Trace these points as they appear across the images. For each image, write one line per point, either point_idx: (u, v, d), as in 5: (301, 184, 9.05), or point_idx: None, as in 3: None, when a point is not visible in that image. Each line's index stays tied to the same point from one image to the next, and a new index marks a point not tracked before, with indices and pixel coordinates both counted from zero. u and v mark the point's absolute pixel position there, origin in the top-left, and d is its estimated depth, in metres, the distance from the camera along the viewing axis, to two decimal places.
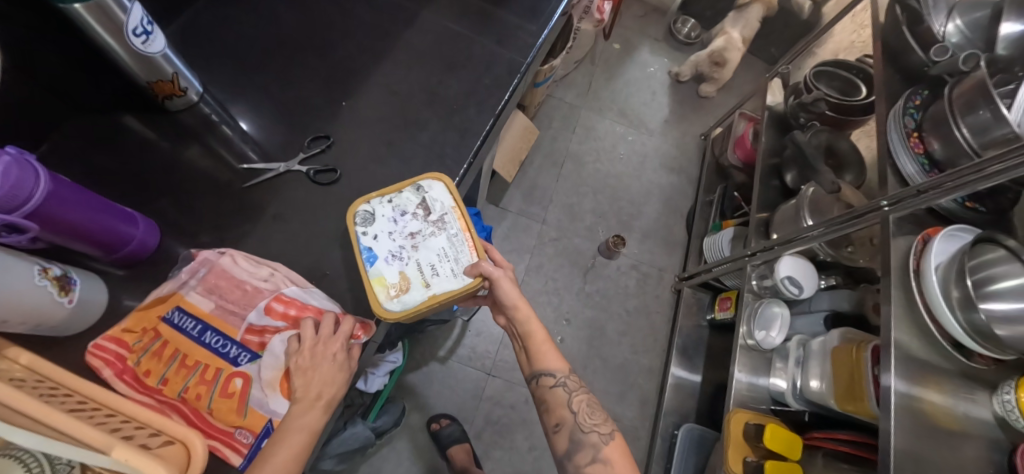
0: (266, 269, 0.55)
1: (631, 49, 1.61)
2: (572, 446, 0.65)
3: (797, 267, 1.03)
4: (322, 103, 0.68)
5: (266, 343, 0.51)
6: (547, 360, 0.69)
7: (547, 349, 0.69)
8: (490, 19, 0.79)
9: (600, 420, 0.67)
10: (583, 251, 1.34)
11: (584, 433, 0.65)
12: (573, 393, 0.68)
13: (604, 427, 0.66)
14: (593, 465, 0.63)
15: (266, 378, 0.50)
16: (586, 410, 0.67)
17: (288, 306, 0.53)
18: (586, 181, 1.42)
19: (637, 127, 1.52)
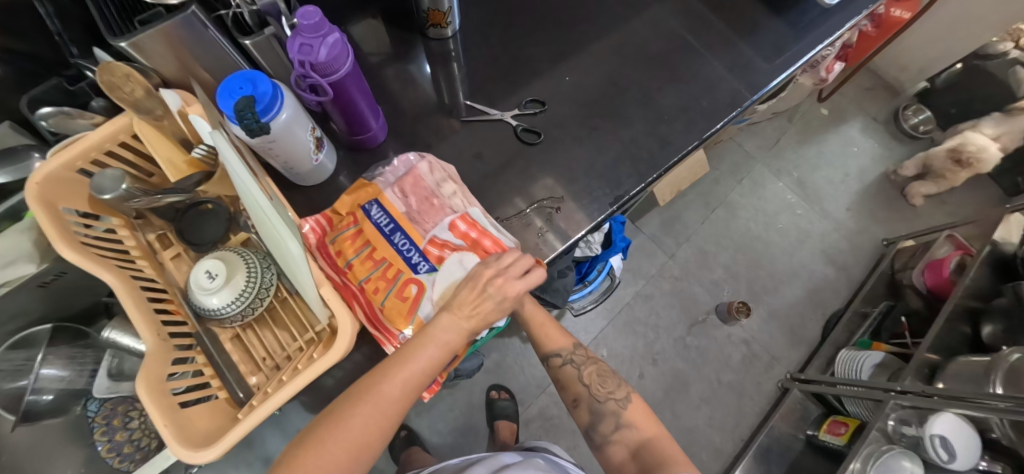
0: (451, 188, 0.56)
1: (842, 119, 1.44)
2: (595, 419, 0.55)
3: (959, 431, 0.82)
4: (547, 71, 0.72)
5: (445, 259, 0.51)
6: (551, 340, 0.58)
7: (546, 324, 0.58)
8: (730, 43, 0.76)
9: (614, 385, 0.57)
10: (699, 303, 1.28)
11: (600, 404, 0.55)
12: (584, 366, 0.58)
13: (620, 393, 0.56)
14: (620, 435, 0.53)
15: (437, 291, 0.50)
16: (599, 382, 0.57)
17: (470, 226, 0.53)
18: (730, 236, 1.33)
19: (812, 203, 1.37)
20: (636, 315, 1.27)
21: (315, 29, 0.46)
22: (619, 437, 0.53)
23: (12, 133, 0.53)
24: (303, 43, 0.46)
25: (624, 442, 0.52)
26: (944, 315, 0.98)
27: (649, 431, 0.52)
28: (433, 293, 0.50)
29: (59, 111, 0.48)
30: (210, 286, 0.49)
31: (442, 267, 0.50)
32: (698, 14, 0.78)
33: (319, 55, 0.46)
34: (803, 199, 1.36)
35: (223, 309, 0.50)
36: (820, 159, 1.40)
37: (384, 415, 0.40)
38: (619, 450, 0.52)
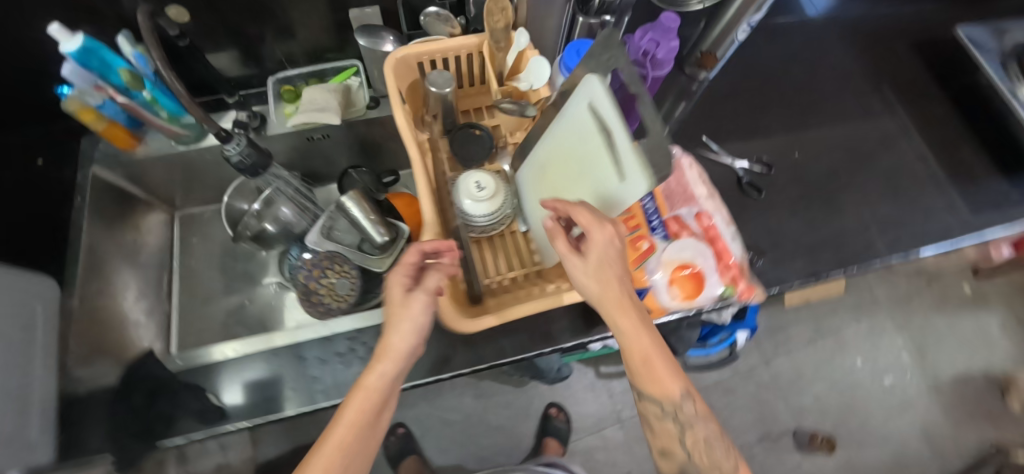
0: (708, 190, 0.61)
1: (983, 304, 1.38)
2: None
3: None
4: (781, 142, 0.76)
5: (681, 237, 0.57)
6: (653, 384, 0.42)
7: (650, 363, 0.41)
8: (953, 184, 0.78)
9: (722, 452, 0.43)
10: (778, 420, 1.24)
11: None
12: (687, 423, 0.43)
13: (728, 465, 0.43)
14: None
15: (666, 256, 0.55)
16: (706, 451, 0.43)
17: (711, 224, 0.58)
18: (831, 368, 1.29)
19: (927, 373, 1.30)
20: (710, 403, 1.25)
21: (667, 30, 0.53)
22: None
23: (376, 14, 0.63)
24: (650, 39, 0.53)
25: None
26: None
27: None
28: (659, 258, 0.56)
29: (438, 12, 0.56)
30: (478, 198, 0.55)
31: (676, 241, 0.56)
32: (927, 148, 0.81)
33: (659, 52, 0.53)
34: (919, 366, 1.30)
35: (479, 217, 0.56)
36: (948, 334, 1.35)
37: (358, 453, 0.39)
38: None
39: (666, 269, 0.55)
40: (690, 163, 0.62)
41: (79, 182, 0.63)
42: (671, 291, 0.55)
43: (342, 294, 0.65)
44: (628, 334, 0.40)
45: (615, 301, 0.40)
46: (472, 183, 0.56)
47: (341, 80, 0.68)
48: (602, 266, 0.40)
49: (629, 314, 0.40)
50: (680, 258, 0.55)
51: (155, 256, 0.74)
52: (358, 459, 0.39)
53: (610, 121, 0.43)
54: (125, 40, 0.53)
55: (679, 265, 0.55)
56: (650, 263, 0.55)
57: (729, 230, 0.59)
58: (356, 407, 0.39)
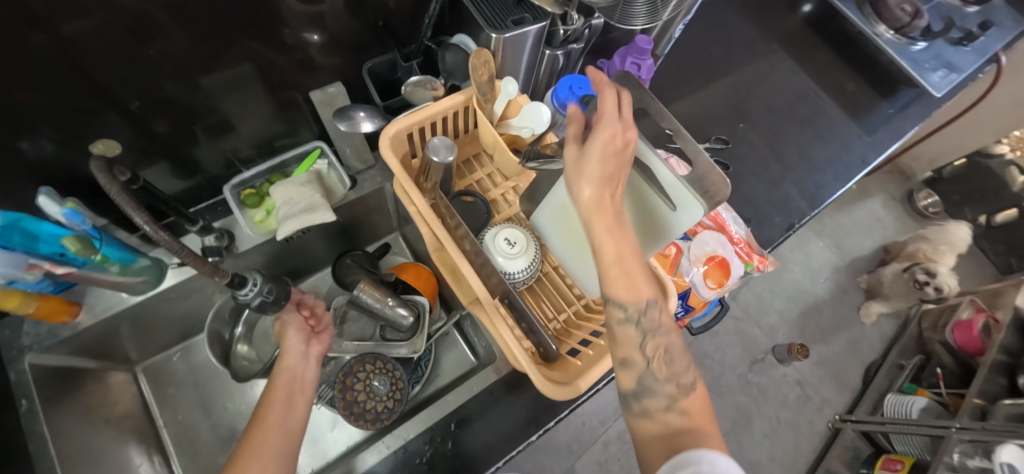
0: None
1: (867, 194, 1.70)
2: (638, 391, 0.41)
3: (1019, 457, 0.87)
4: (724, 120, 0.89)
5: (697, 233, 0.62)
6: (613, 289, 0.40)
7: (613, 270, 0.40)
8: (854, 114, 0.94)
9: (680, 367, 0.42)
10: (759, 343, 1.41)
11: (656, 385, 0.41)
12: (649, 333, 0.41)
13: (686, 378, 0.42)
14: (668, 418, 0.40)
15: (693, 254, 0.60)
16: (665, 361, 0.41)
17: (717, 215, 0.64)
18: (782, 284, 1.49)
19: (848, 263, 1.57)
20: (705, 349, 1.39)
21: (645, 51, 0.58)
22: (665, 419, 0.40)
23: (343, 92, 0.64)
24: (631, 62, 0.59)
25: (666, 426, 0.39)
26: (983, 371, 1.11)
27: (698, 424, 0.39)
28: (688, 257, 0.60)
29: (418, 79, 0.55)
30: (510, 255, 0.54)
31: (696, 237, 0.61)
32: (826, 89, 0.96)
33: (642, 72, 0.59)
34: (842, 259, 1.57)
35: (519, 274, 0.55)
36: (852, 225, 1.63)
37: (286, 431, 0.44)
38: (654, 426, 0.40)
39: (698, 266, 0.60)
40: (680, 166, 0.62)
41: (13, 380, 0.50)
42: (707, 284, 0.60)
43: (388, 395, 0.59)
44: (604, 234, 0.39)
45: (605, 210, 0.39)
46: (500, 241, 0.55)
47: (307, 167, 0.61)
48: (607, 158, 0.38)
49: (606, 213, 0.39)
50: (705, 252, 0.61)
51: (136, 424, 0.62)
52: (287, 446, 0.43)
53: (648, 162, 0.44)
54: (50, 200, 0.43)
55: (709, 258, 0.60)
56: (682, 265, 0.60)
57: (731, 215, 0.66)
58: (278, 390, 0.47)
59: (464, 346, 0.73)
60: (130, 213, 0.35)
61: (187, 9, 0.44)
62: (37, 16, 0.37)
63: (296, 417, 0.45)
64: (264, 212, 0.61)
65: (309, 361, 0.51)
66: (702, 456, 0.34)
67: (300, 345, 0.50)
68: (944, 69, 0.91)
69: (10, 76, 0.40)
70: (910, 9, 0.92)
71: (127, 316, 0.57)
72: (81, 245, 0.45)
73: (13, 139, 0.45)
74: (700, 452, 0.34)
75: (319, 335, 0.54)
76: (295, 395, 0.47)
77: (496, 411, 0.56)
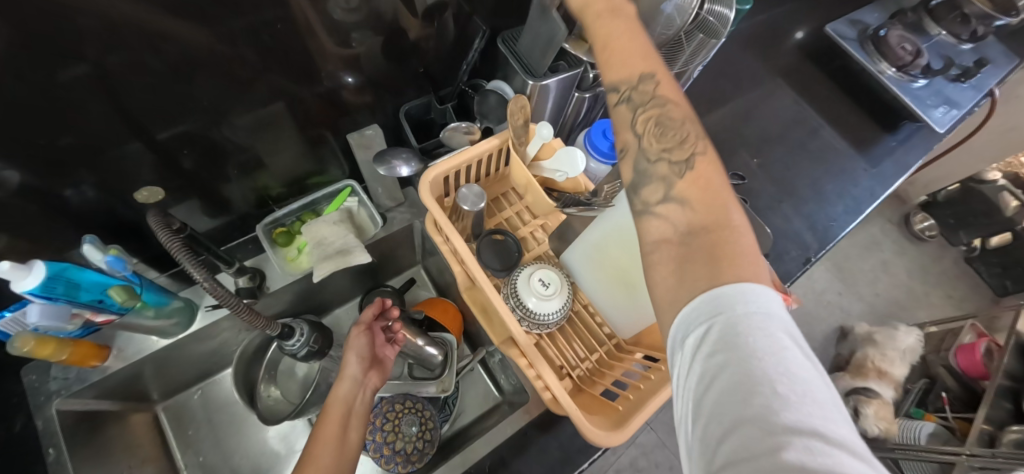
0: None
1: (865, 218, 1.74)
2: (636, 181, 0.37)
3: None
4: (738, 154, 0.91)
5: None
6: (612, 67, 0.39)
7: (618, 38, 0.39)
8: (862, 146, 0.97)
9: (675, 143, 0.35)
10: None
11: (649, 163, 0.36)
12: (640, 107, 0.36)
13: (679, 154, 0.35)
14: (663, 209, 0.34)
15: None
16: (657, 138, 0.36)
17: None
18: None
19: (849, 287, 1.60)
20: None
21: None
22: (664, 208, 0.34)
23: (380, 135, 0.65)
24: None
25: (666, 218, 0.33)
26: (989, 396, 1.13)
27: (704, 214, 0.32)
28: None
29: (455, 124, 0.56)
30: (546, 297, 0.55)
31: None
32: (834, 122, 0.99)
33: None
34: (843, 282, 1.60)
35: (550, 315, 0.55)
36: (852, 249, 1.67)
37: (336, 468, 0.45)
38: (658, 227, 0.33)
39: None
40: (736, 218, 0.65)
41: (41, 427, 0.49)
42: None
43: (419, 435, 0.59)
44: (604, 14, 0.40)
45: None
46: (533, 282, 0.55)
47: (338, 205, 0.61)
48: None
49: None
50: None
51: (159, 468, 0.61)
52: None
53: None
54: (94, 248, 0.43)
55: None
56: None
57: None
58: (331, 420, 0.48)
59: (489, 383, 0.72)
60: (187, 266, 0.37)
61: (230, 50, 0.44)
62: (89, 58, 0.37)
63: (347, 453, 0.47)
64: (295, 251, 0.61)
65: (366, 390, 0.53)
66: (722, 293, 0.27)
67: (358, 374, 0.53)
68: (944, 105, 0.95)
69: (54, 118, 0.40)
70: (910, 47, 0.96)
71: (155, 359, 0.57)
72: (127, 295, 0.45)
73: (57, 185, 0.45)
74: (739, 285, 0.28)
75: (379, 366, 0.56)
76: (348, 429, 0.49)
77: (531, 454, 0.56)
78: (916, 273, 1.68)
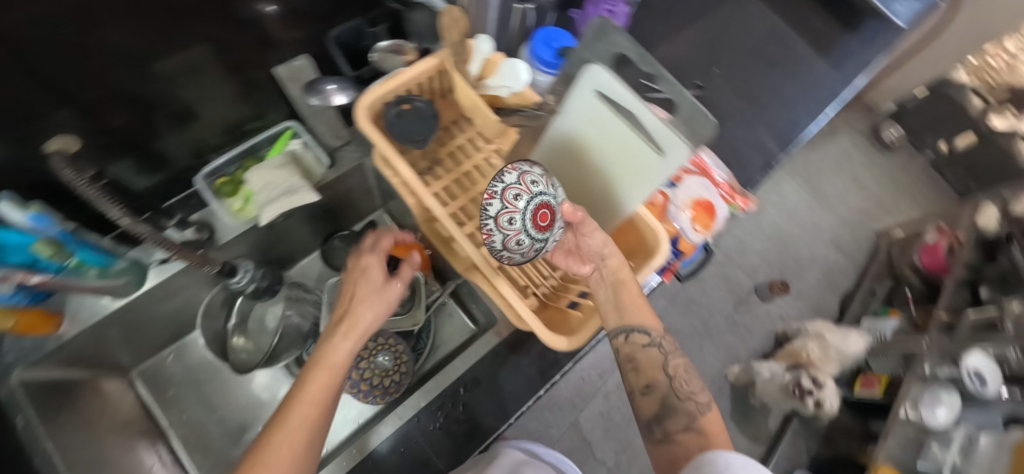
0: None
1: (835, 132, 1.75)
2: (662, 411, 0.48)
3: (984, 363, 0.97)
4: (699, 64, 0.88)
5: (682, 179, 0.63)
6: (638, 318, 0.50)
7: (640, 306, 0.51)
8: (824, 47, 0.95)
9: (697, 386, 0.49)
10: (742, 285, 1.47)
11: (679, 401, 0.48)
12: (669, 357, 0.51)
13: (701, 398, 0.49)
14: (686, 435, 0.46)
15: (680, 199, 0.61)
16: (684, 380, 0.50)
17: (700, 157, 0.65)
18: (761, 227, 1.55)
19: (821, 201, 1.63)
20: (691, 296, 1.43)
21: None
22: (682, 438, 0.46)
23: (309, 65, 0.59)
24: None
25: (686, 446, 0.45)
26: (948, 288, 1.20)
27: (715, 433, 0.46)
28: (675, 203, 0.61)
29: (387, 46, 0.53)
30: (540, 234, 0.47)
31: (681, 183, 0.62)
32: (797, 24, 0.96)
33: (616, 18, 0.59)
34: (814, 196, 1.63)
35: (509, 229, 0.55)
36: (822, 163, 1.69)
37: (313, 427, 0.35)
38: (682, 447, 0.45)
39: (686, 209, 0.61)
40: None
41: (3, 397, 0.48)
42: (694, 228, 0.61)
43: (393, 368, 0.60)
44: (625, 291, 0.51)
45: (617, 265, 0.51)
46: (524, 182, 0.46)
47: (280, 148, 0.60)
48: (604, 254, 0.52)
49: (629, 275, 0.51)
50: (690, 196, 0.62)
51: (140, 428, 0.61)
52: (310, 451, 0.34)
53: (625, 110, 0.45)
54: (9, 205, 0.41)
55: (698, 200, 0.62)
56: (671, 209, 0.61)
57: (715, 162, 0.67)
58: (322, 368, 0.37)
59: (463, 316, 0.73)
60: None
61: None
62: None
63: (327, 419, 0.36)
64: (242, 201, 0.58)
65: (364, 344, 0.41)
66: (725, 459, 0.38)
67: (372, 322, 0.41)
68: None
69: None
70: None
71: (116, 322, 0.56)
72: (53, 250, 0.44)
73: None
74: (732, 454, 0.39)
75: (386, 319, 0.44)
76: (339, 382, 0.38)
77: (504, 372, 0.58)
78: (883, 181, 1.72)
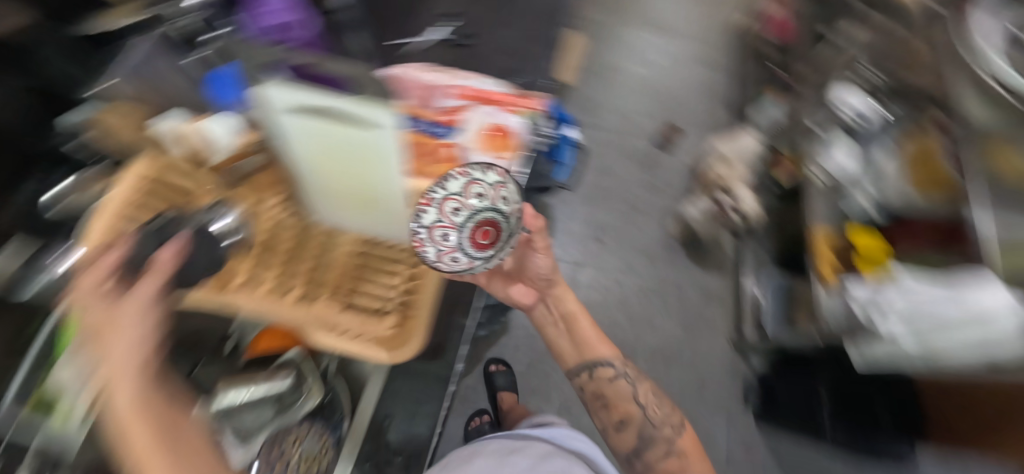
0: (437, 75, 0.66)
1: None
2: (644, 435, 0.69)
3: (856, 95, 1.01)
4: None
5: (461, 119, 0.60)
6: (602, 350, 0.72)
7: (599, 342, 0.72)
8: None
9: (666, 408, 0.71)
10: (642, 149, 1.46)
11: (654, 427, 0.69)
12: (636, 383, 0.71)
13: (673, 420, 0.71)
14: (670, 458, 0.67)
15: (469, 140, 0.58)
16: (652, 401, 0.71)
17: (470, 92, 0.64)
18: (629, 88, 1.53)
19: (667, 33, 1.63)
20: (604, 187, 1.41)
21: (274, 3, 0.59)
22: (665, 459, 0.67)
23: None
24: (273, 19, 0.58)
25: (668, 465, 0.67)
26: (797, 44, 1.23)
27: (693, 457, 0.68)
28: (467, 145, 0.58)
29: (71, 184, 0.46)
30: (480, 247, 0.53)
31: (462, 124, 0.59)
32: None
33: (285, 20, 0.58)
34: (660, 33, 1.62)
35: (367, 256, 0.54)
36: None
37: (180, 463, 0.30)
38: (668, 456, 0.68)
39: (480, 145, 0.58)
40: (411, 63, 0.71)
41: None
42: (498, 156, 0.58)
43: (321, 450, 0.61)
44: (587, 337, 0.72)
45: (569, 316, 0.72)
46: None
47: None
48: (556, 309, 0.72)
49: (584, 320, 0.72)
50: (477, 131, 0.59)
51: None
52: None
53: (329, 119, 0.38)
54: None
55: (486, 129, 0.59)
56: (466, 135, 0.59)
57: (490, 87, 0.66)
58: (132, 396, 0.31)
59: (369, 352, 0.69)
60: None
61: None
62: None
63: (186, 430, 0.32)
64: None
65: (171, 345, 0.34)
66: None
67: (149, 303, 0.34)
68: None
69: None
70: None
71: None
72: None
73: None
74: None
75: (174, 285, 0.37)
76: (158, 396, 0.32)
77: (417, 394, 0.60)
78: None
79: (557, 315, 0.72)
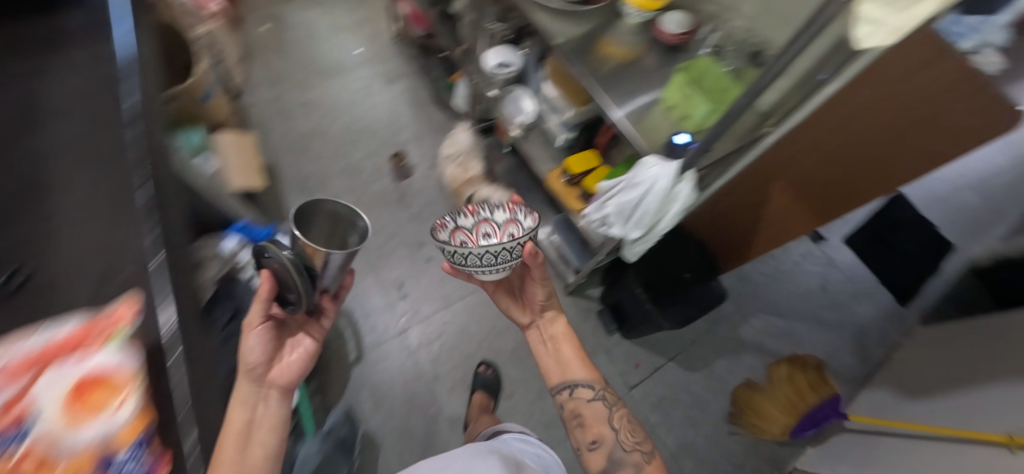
0: None
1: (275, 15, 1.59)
2: (613, 461, 0.66)
3: (501, 52, 1.08)
4: None
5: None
6: (576, 372, 0.73)
7: (575, 362, 0.74)
8: None
9: (639, 436, 0.68)
10: (387, 187, 1.36)
11: (625, 451, 0.66)
12: (612, 408, 0.71)
13: (643, 444, 0.67)
14: None
15: (42, 421, 0.32)
16: (626, 426, 0.69)
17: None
18: (338, 139, 1.41)
19: (338, 68, 1.53)
20: (377, 247, 1.28)
21: None
22: None
23: None
24: None
25: None
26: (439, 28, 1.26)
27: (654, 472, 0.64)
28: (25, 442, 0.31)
29: None
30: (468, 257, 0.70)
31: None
32: None
33: None
34: (332, 71, 1.52)
35: None
36: (302, 45, 1.55)
37: None
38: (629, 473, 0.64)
39: (75, 418, 0.33)
40: None
41: None
42: (116, 410, 0.34)
43: None
44: (563, 353, 0.75)
45: (556, 331, 0.76)
46: None
47: None
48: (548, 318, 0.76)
49: (568, 341, 0.75)
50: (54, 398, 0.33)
51: None
52: None
53: None
54: None
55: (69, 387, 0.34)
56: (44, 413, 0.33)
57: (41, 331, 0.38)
58: None
59: None
60: None
61: None
62: None
63: None
64: None
65: None
66: None
67: None
68: None
69: None
70: None
71: None
72: None
73: None
74: None
75: None
76: None
77: None
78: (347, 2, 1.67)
79: (539, 332, 0.77)
